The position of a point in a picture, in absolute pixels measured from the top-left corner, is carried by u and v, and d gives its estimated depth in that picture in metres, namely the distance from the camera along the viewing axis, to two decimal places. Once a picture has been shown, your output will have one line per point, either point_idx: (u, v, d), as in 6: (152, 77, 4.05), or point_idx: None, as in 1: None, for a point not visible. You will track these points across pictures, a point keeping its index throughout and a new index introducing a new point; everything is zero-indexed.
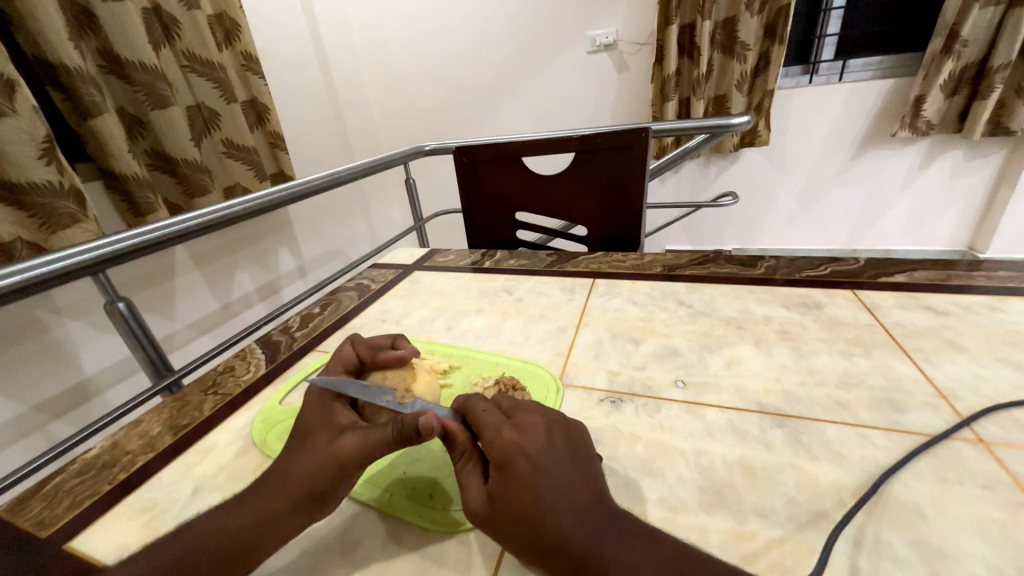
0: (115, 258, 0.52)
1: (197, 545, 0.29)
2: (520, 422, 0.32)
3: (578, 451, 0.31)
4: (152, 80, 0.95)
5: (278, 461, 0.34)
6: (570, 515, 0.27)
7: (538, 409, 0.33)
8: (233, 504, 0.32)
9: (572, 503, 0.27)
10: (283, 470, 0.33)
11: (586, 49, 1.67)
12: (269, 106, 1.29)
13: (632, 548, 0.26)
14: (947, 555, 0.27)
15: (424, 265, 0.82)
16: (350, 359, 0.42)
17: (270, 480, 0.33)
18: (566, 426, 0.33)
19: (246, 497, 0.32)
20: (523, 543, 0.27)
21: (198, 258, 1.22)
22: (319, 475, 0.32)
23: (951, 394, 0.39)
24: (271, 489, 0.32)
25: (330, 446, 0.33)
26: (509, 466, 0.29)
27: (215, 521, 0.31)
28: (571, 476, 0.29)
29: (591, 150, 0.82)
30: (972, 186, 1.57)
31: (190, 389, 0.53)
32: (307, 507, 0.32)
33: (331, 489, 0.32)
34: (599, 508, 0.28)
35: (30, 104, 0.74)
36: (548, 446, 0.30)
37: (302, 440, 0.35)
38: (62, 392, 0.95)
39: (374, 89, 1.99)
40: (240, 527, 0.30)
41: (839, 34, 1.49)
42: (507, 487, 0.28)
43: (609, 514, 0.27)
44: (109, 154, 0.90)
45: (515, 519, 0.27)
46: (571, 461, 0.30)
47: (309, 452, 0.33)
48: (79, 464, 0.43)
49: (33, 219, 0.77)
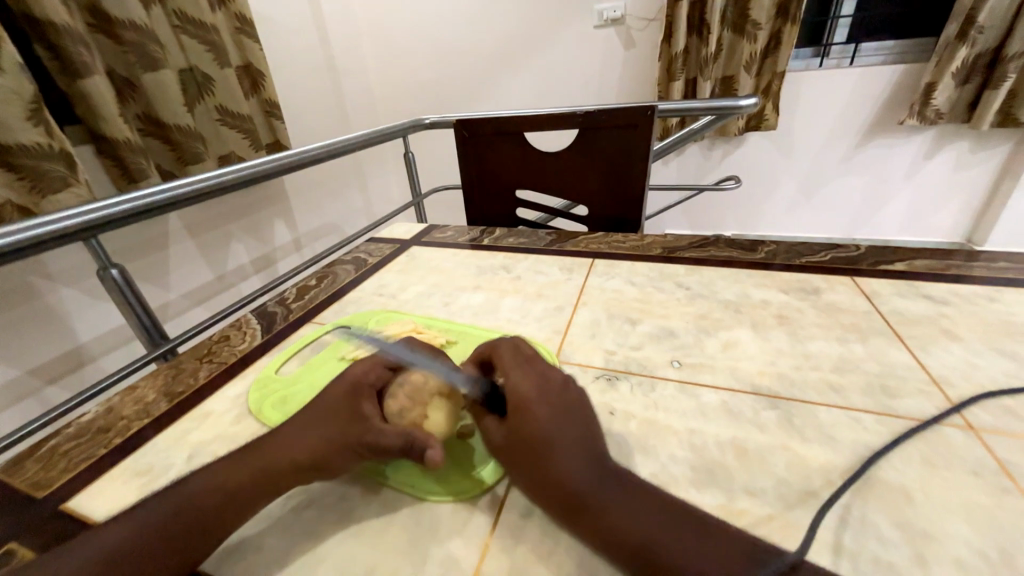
0: (109, 223, 0.51)
1: (188, 504, 0.30)
2: (538, 376, 0.35)
3: (587, 408, 0.34)
4: (143, 41, 0.93)
5: (281, 427, 0.35)
6: (575, 460, 0.29)
7: (554, 367, 0.37)
8: (225, 461, 0.32)
9: (578, 448, 0.30)
10: (282, 438, 0.34)
11: (592, 23, 1.62)
12: (264, 72, 1.26)
13: (631, 500, 0.27)
14: (930, 536, 0.28)
15: (422, 240, 0.81)
16: (398, 352, 0.40)
17: (269, 443, 0.33)
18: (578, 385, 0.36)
19: (244, 454, 0.33)
20: (535, 481, 0.29)
21: (192, 227, 1.20)
22: (329, 450, 0.33)
23: (943, 381, 0.39)
24: (267, 453, 0.33)
25: (348, 429, 0.33)
26: (524, 411, 0.32)
27: (205, 480, 0.31)
28: (579, 427, 0.31)
29: (595, 127, 0.80)
30: (975, 179, 1.56)
31: (185, 357, 0.52)
32: (308, 472, 0.32)
33: (336, 464, 0.33)
34: (601, 459, 0.30)
35: (14, 61, 0.71)
36: (559, 397, 0.33)
37: (311, 417, 0.35)
38: (56, 359, 0.95)
39: (373, 58, 1.94)
40: (231, 488, 0.31)
41: (853, 15, 1.46)
42: (524, 429, 0.31)
43: (611, 469, 0.29)
44: (99, 117, 0.88)
45: (526, 454, 0.30)
46: (579, 413, 0.33)
47: (316, 427, 0.34)
48: (73, 428, 0.43)
49: (24, 181, 0.76)
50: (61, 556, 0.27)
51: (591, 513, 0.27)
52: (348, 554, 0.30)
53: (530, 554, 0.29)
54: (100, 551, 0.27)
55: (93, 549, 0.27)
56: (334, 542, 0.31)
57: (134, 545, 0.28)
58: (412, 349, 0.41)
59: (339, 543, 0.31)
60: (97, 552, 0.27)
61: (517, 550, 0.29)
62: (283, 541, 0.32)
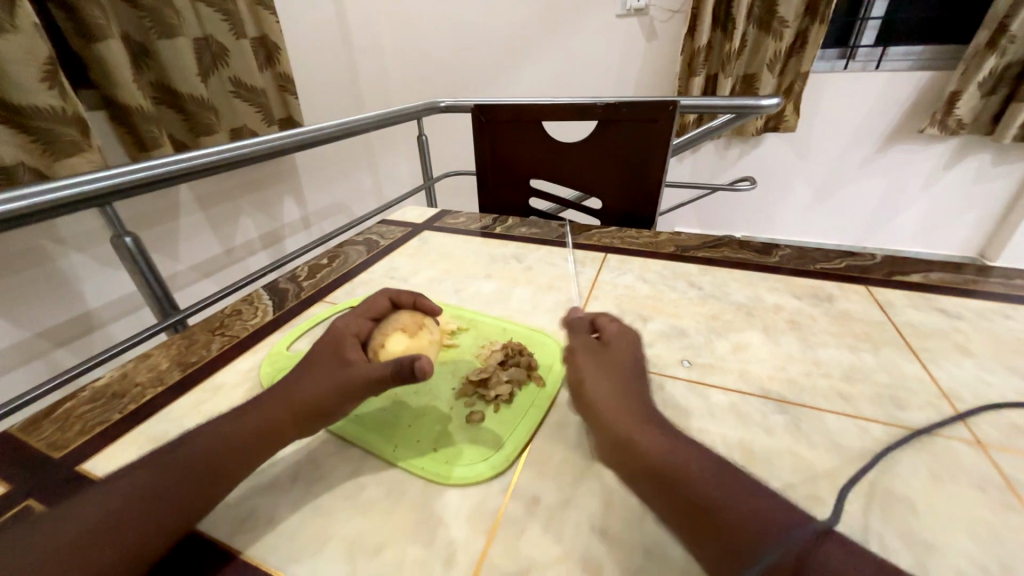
0: (123, 190, 0.51)
1: (197, 455, 0.31)
2: (585, 365, 0.37)
3: (641, 371, 0.37)
4: (158, 6, 0.91)
5: (281, 381, 0.37)
6: (620, 409, 0.33)
7: (621, 334, 0.40)
8: (233, 413, 0.34)
9: (625, 400, 0.33)
10: (286, 390, 0.35)
11: (615, 12, 1.58)
12: (279, 45, 1.24)
13: (666, 443, 0.29)
14: (933, 547, 0.28)
15: (434, 225, 0.81)
16: (380, 305, 0.43)
17: (273, 398, 0.35)
18: (640, 350, 0.39)
19: (248, 410, 0.34)
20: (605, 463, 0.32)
21: (202, 199, 1.20)
22: (327, 396, 0.35)
23: (953, 395, 0.39)
24: (272, 406, 0.34)
25: (336, 376, 0.36)
26: (580, 404, 0.35)
27: (216, 435, 0.32)
28: (622, 408, 0.33)
29: (614, 120, 0.79)
30: (993, 193, 1.53)
31: (198, 328, 0.53)
32: (311, 422, 0.35)
33: (329, 410, 0.35)
34: (647, 410, 0.33)
35: (31, 20, 0.70)
36: (619, 358, 0.38)
37: (308, 369, 0.37)
38: (65, 322, 0.96)
39: (390, 36, 1.91)
40: (240, 440, 0.32)
41: (883, 17, 1.43)
42: (583, 420, 0.34)
43: (653, 419, 0.32)
44: (113, 83, 0.87)
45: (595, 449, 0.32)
46: (636, 374, 0.36)
47: (310, 378, 0.36)
48: (89, 392, 0.44)
49: (35, 144, 0.75)
50: (72, 507, 0.27)
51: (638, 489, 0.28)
52: (358, 530, 0.31)
53: (536, 540, 0.30)
54: (114, 502, 0.27)
55: (106, 497, 0.28)
56: (343, 516, 0.32)
57: (146, 491, 0.28)
58: (395, 303, 0.44)
59: (347, 516, 0.32)
60: (110, 497, 0.28)
61: (523, 535, 0.30)
62: (293, 512, 0.32)
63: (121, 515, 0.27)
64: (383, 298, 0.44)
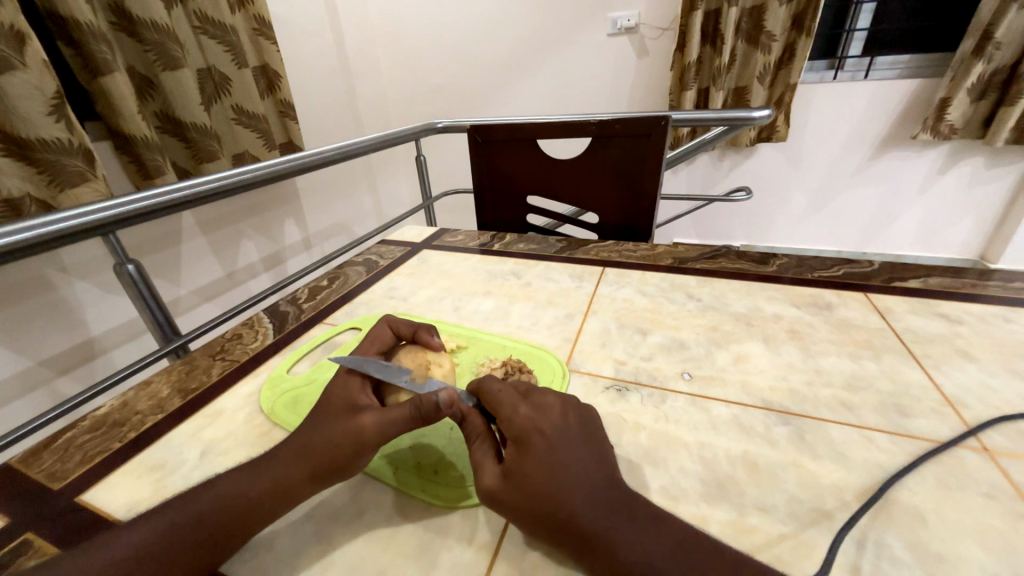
0: (126, 220, 0.52)
1: (209, 508, 0.30)
2: (537, 402, 0.33)
3: (591, 433, 0.32)
4: (164, 40, 0.93)
5: (299, 429, 0.35)
6: (583, 494, 0.28)
7: (553, 391, 0.35)
8: (250, 467, 0.33)
9: (586, 478, 0.29)
10: (303, 440, 0.34)
11: (606, 31, 1.62)
12: (280, 73, 1.27)
13: (640, 528, 0.27)
14: (944, 559, 0.27)
15: (433, 243, 0.82)
16: (386, 337, 0.44)
17: (288, 447, 0.33)
18: (579, 406, 0.34)
19: (264, 462, 0.33)
20: (539, 518, 0.27)
21: (204, 224, 1.22)
22: (340, 451, 0.32)
23: (958, 402, 0.39)
24: (288, 457, 0.33)
25: (351, 424, 0.33)
26: (525, 443, 0.30)
27: (232, 485, 0.31)
28: (586, 456, 0.30)
29: (608, 136, 0.80)
30: (989, 196, 1.54)
31: (198, 353, 0.53)
32: (325, 478, 0.32)
33: (346, 464, 0.32)
34: (610, 490, 0.28)
35: (39, 58, 0.72)
36: (562, 424, 0.32)
37: (323, 414, 0.35)
38: (66, 351, 0.96)
39: (387, 61, 1.96)
40: (253, 491, 0.31)
41: (868, 28, 1.46)
42: (523, 464, 0.29)
43: (621, 496, 0.28)
44: (118, 113, 0.89)
45: (530, 503, 0.28)
46: (585, 438, 0.31)
47: (326, 427, 0.34)
48: (89, 421, 0.44)
49: (41, 175, 0.77)
50: (85, 553, 0.27)
51: (600, 555, 0.26)
52: (359, 557, 0.31)
53: (537, 564, 0.29)
54: (122, 553, 0.27)
55: (117, 543, 0.28)
56: (347, 543, 0.32)
57: (158, 542, 0.28)
58: (397, 335, 0.44)
59: (352, 548, 0.31)
60: (119, 547, 0.27)
61: (525, 557, 0.30)
62: (296, 548, 0.31)
63: (130, 566, 0.27)
64: (386, 329, 0.44)
